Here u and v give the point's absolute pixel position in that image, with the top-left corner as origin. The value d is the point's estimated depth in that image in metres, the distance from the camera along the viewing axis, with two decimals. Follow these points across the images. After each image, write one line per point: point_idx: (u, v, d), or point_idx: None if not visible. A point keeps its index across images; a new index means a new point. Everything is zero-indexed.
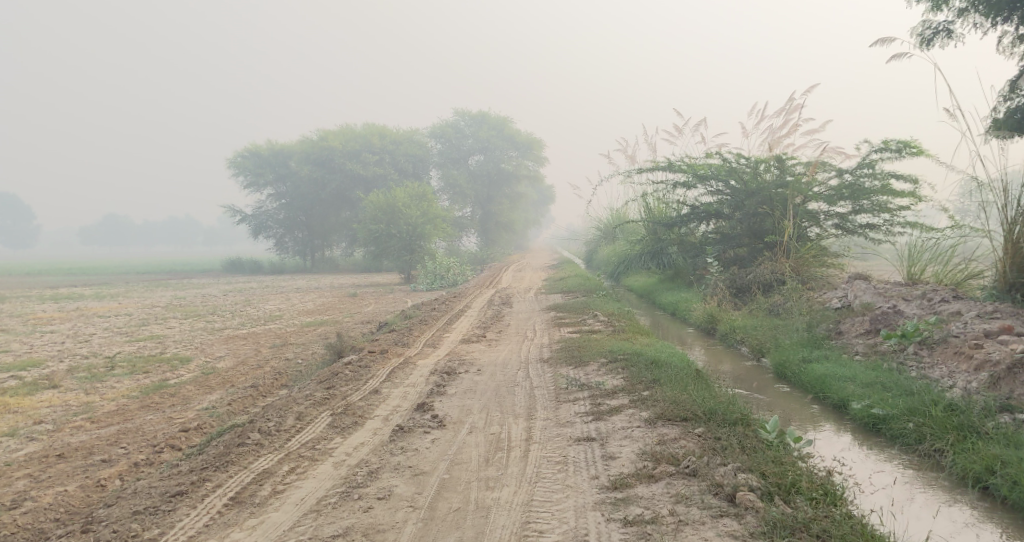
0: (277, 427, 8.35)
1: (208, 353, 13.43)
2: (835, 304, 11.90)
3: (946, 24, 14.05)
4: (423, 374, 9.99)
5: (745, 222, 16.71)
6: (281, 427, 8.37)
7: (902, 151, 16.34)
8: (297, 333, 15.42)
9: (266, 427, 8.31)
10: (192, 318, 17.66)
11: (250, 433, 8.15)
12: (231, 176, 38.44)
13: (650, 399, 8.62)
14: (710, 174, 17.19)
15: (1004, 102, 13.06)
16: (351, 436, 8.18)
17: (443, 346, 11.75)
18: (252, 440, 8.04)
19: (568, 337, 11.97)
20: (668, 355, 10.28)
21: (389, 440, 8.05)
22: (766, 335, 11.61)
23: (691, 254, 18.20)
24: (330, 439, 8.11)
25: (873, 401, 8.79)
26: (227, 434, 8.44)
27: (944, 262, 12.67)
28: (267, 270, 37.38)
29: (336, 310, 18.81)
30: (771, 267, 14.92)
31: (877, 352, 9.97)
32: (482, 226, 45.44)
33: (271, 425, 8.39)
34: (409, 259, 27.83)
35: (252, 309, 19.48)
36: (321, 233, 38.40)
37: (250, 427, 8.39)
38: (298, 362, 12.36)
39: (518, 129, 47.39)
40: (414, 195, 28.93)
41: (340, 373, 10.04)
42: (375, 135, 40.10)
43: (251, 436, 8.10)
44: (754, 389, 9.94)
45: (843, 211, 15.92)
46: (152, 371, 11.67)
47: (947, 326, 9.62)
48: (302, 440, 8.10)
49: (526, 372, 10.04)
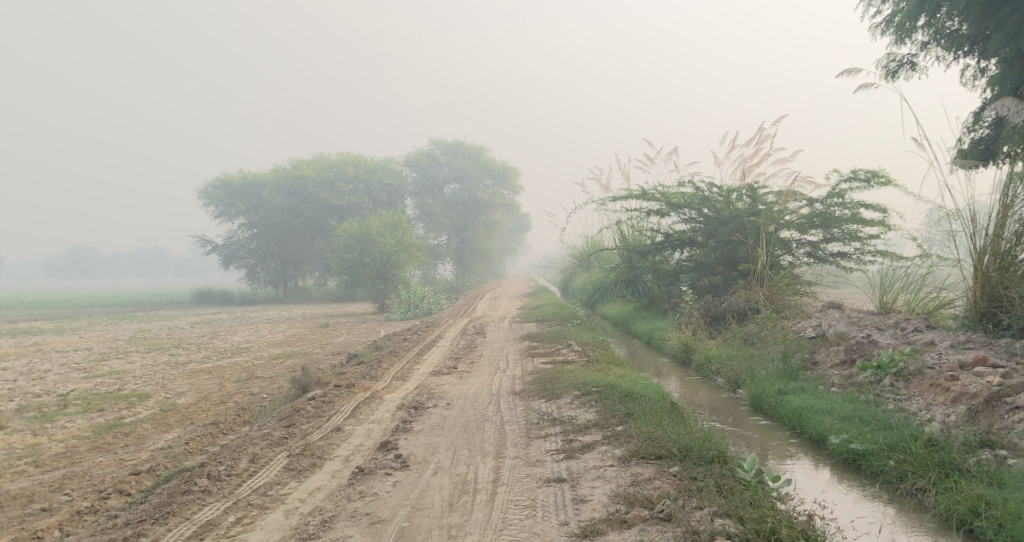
0: (228, 471, 7.99)
1: (169, 389, 12.98)
2: (809, 333, 11.76)
3: (910, 56, 14.18)
4: (390, 409, 9.66)
5: (718, 250, 16.62)
6: (232, 471, 8.01)
7: (871, 180, 16.43)
8: (264, 366, 14.99)
9: (216, 473, 7.95)
10: (156, 351, 17.19)
11: (197, 479, 7.78)
12: (201, 206, 37.93)
13: (624, 435, 8.37)
14: (684, 202, 17.23)
15: (968, 134, 13.11)
16: (308, 479, 7.83)
17: (413, 378, 11.43)
18: (199, 487, 7.67)
19: (541, 368, 11.70)
20: (642, 387, 10.04)
21: (348, 484, 7.71)
22: (742, 366, 11.43)
23: (666, 282, 18.07)
24: (286, 484, 7.76)
25: (851, 435, 8.61)
26: (175, 480, 8.06)
27: (916, 291, 12.63)
28: (238, 301, 36.77)
29: (306, 341, 18.41)
30: (745, 296, 14.79)
31: (853, 384, 9.81)
32: (458, 254, 45.25)
33: (222, 469, 8.02)
34: (383, 288, 27.45)
35: (219, 341, 19.00)
36: (293, 262, 37.89)
37: (201, 472, 8.02)
38: (262, 398, 11.97)
39: (493, 159, 47.46)
40: (388, 224, 28.68)
41: (303, 409, 9.69)
42: (349, 165, 39.86)
43: (198, 483, 7.73)
44: (730, 422, 9.73)
45: (814, 239, 15.97)
46: (108, 409, 11.27)
47: (922, 356, 9.50)
48: (255, 486, 7.74)
49: (497, 406, 9.75)
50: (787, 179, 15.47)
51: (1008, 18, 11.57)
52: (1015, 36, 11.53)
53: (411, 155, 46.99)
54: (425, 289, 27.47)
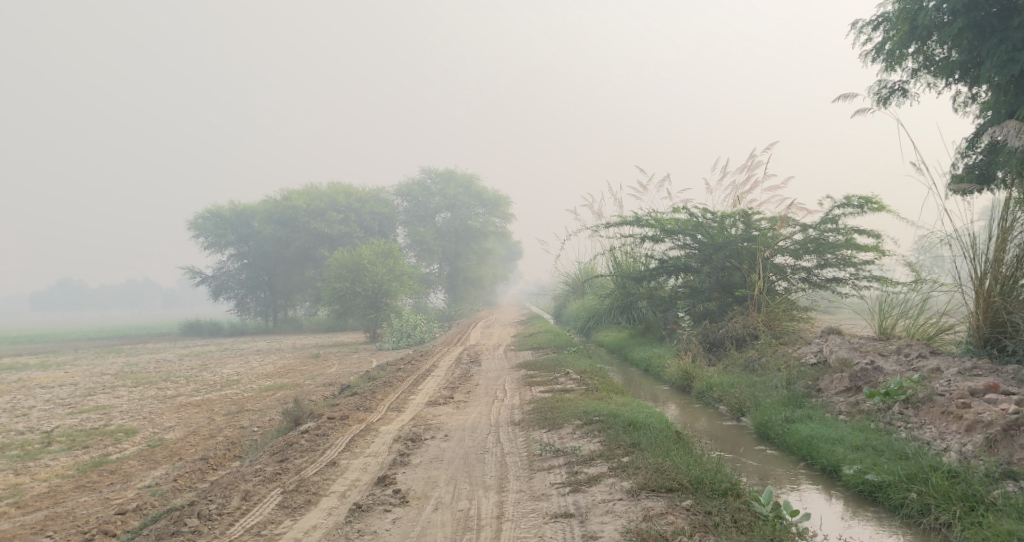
0: (219, 510, 7.70)
1: (157, 425, 12.67)
2: (811, 359, 11.58)
3: (901, 83, 14.19)
4: (386, 442, 9.41)
5: (713, 276, 16.47)
6: (224, 510, 7.72)
7: (864, 207, 16.37)
8: (255, 398, 14.67)
9: (207, 511, 7.66)
10: (143, 385, 16.85)
11: (187, 519, 7.50)
12: (191, 236, 37.65)
13: (631, 467, 8.13)
14: (678, 229, 17.13)
15: (961, 159, 13.05)
16: (303, 518, 7.54)
17: (408, 409, 11.16)
18: (188, 527, 7.39)
19: (539, 398, 11.45)
20: (645, 416, 9.80)
21: (346, 522, 7.43)
22: (744, 393, 11.21)
23: (661, 308, 17.90)
24: (280, 523, 7.47)
25: (865, 466, 8.39)
26: (164, 519, 7.77)
27: (915, 316, 12.48)
28: (227, 332, 36.36)
29: (297, 372, 18.08)
30: (743, 322, 14.62)
31: (861, 412, 9.62)
32: (449, 282, 45.05)
33: (213, 508, 7.74)
34: (375, 318, 27.15)
35: (208, 374, 18.66)
36: (284, 292, 37.54)
37: (192, 511, 7.73)
38: (253, 432, 11.67)
39: (484, 187, 47.46)
40: (380, 253, 28.49)
41: (296, 443, 9.41)
42: (340, 194, 39.71)
43: (188, 522, 7.44)
44: (737, 451, 9.50)
45: (808, 265, 15.87)
46: (93, 446, 11.22)
47: (930, 383, 9.33)
48: (248, 525, 7.45)
49: (497, 437, 9.51)
50: (780, 205, 15.41)
51: (1000, 46, 11.34)
52: (1007, 63, 11.29)
53: (402, 184, 46.99)
54: (418, 318, 27.18)
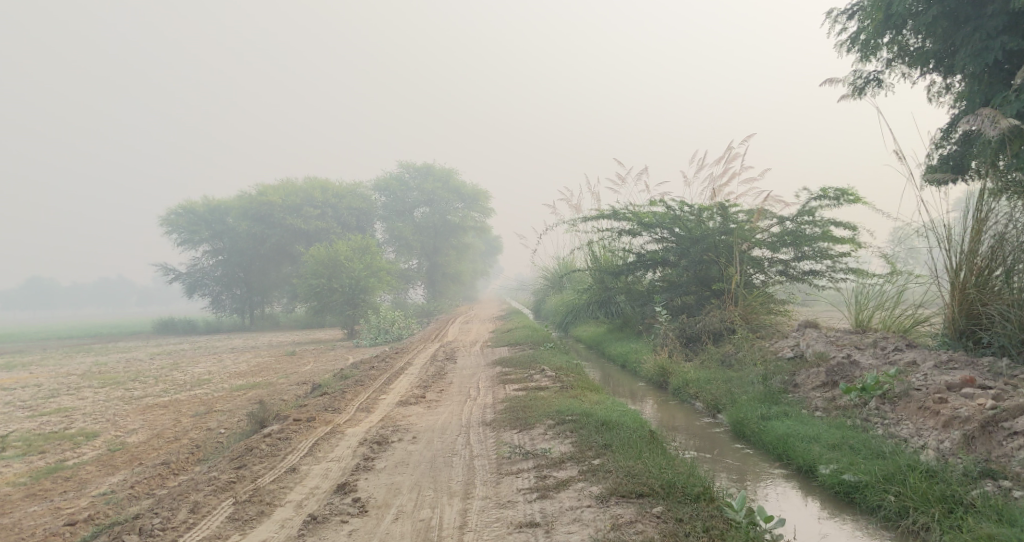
0: (163, 525, 7.39)
1: (120, 427, 12.29)
2: (787, 353, 11.40)
3: (876, 73, 14.03)
4: (350, 445, 9.11)
5: (691, 269, 16.27)
6: (168, 524, 7.40)
7: (840, 199, 16.26)
8: (224, 399, 14.31)
9: (150, 526, 7.35)
10: (110, 386, 16.41)
11: (129, 535, 7.19)
12: (164, 234, 37.01)
13: (601, 470, 7.90)
14: (655, 222, 16.94)
15: (936, 150, 12.85)
16: (253, 531, 7.24)
17: (378, 410, 10.87)
18: None
19: (513, 396, 11.18)
20: (619, 415, 9.54)
21: (298, 535, 7.14)
22: (720, 390, 11.00)
23: (639, 302, 17.68)
24: (228, 537, 7.17)
25: (842, 465, 8.22)
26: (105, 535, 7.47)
27: (892, 308, 12.31)
28: (202, 330, 35.77)
29: (269, 371, 17.68)
30: (719, 315, 14.42)
31: (837, 408, 9.45)
32: (429, 278, 44.69)
33: (158, 522, 7.43)
34: (352, 314, 26.73)
35: (178, 373, 18.22)
36: (260, 289, 36.97)
37: (134, 527, 7.41)
38: (218, 434, 11.34)
39: (463, 182, 47.08)
40: (357, 249, 28.08)
41: (256, 447, 9.09)
42: (316, 189, 39.19)
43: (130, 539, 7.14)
44: (712, 450, 9.30)
45: (785, 258, 15.73)
46: (50, 451, 11.06)
47: (907, 377, 9.17)
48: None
49: (467, 438, 9.24)
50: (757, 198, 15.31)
51: (975, 34, 11.17)
52: (981, 51, 11.14)
53: (380, 179, 46.52)
54: (395, 314, 26.79)
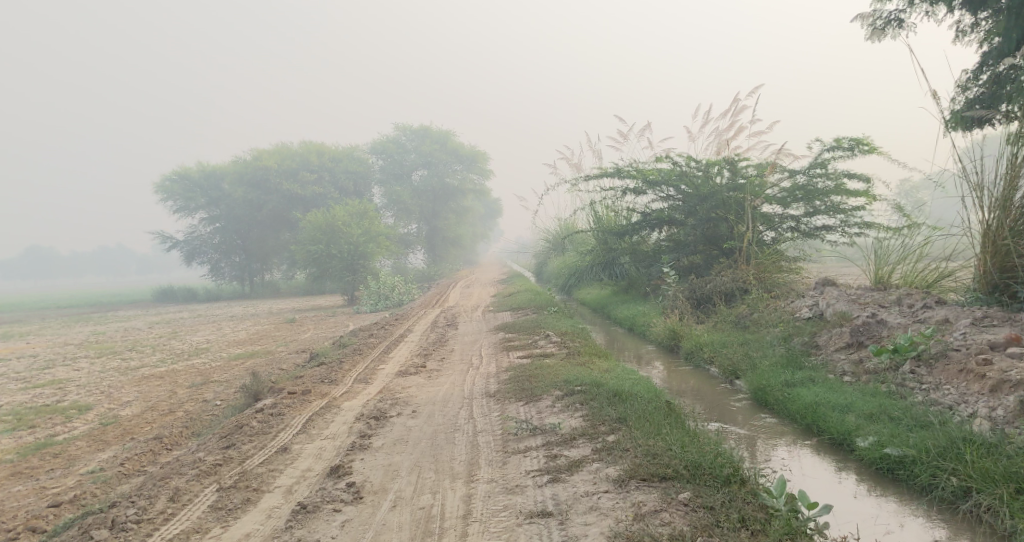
0: (140, 517, 6.95)
1: (114, 400, 11.82)
2: (806, 314, 10.86)
3: (897, 13, 13.34)
4: (347, 421, 8.63)
5: (699, 228, 15.69)
6: (145, 516, 6.96)
7: (854, 149, 15.61)
8: (222, 368, 13.86)
9: (124, 519, 6.90)
10: (106, 356, 15.96)
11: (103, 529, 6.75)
12: (160, 201, 36.33)
13: (618, 449, 7.42)
14: (660, 179, 16.30)
15: (961, 93, 12.26)
16: (237, 523, 6.79)
17: (377, 381, 10.39)
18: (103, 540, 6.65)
19: (518, 364, 10.67)
20: (631, 385, 9.04)
21: (286, 528, 6.69)
22: (737, 354, 10.51)
23: (645, 264, 17.12)
24: (208, 531, 6.72)
25: (883, 438, 7.78)
26: (81, 526, 7.03)
27: (913, 264, 11.73)
28: (202, 299, 35.31)
29: (268, 339, 17.20)
30: (731, 275, 13.84)
31: (867, 373, 8.98)
32: (429, 242, 44.17)
33: (135, 513, 6.98)
34: (353, 280, 26.18)
35: (176, 343, 17.74)
36: (259, 256, 36.42)
37: (109, 519, 6.95)
38: (214, 407, 10.86)
39: (461, 143, 46.35)
40: (355, 213, 27.50)
41: (246, 425, 8.60)
42: (312, 153, 38.33)
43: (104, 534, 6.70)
44: (734, 422, 8.81)
45: (796, 213, 15.17)
46: (40, 426, 10.61)
47: (944, 337, 8.68)
48: (169, 536, 6.70)
49: (470, 412, 8.76)
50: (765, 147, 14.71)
51: None
52: None
53: (376, 142, 45.68)
54: (396, 279, 26.26)
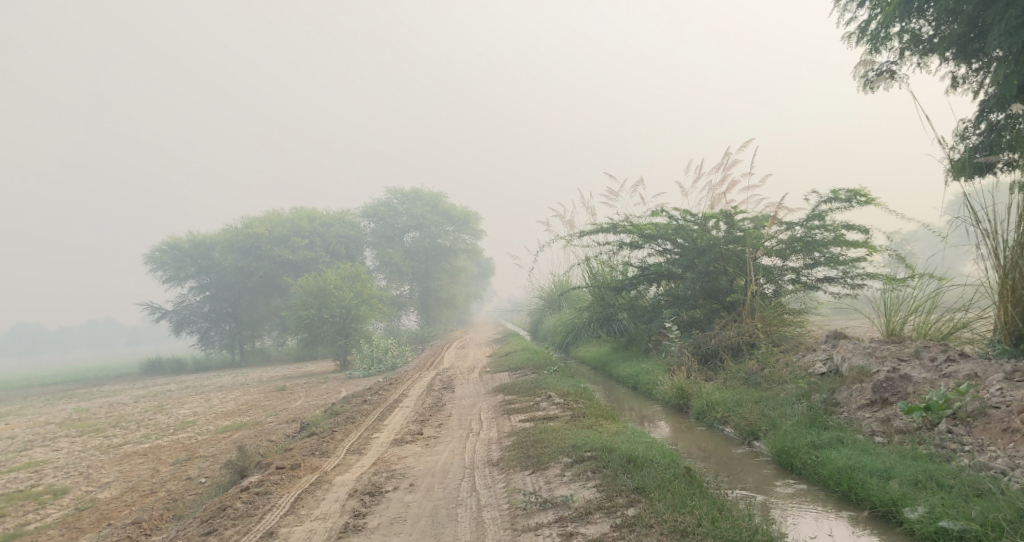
0: None
1: (93, 481, 11.18)
2: (820, 369, 10.39)
3: (889, 64, 13.24)
4: (339, 498, 8.06)
5: (698, 282, 15.29)
6: None
7: (852, 200, 15.38)
8: (208, 442, 13.23)
9: None
10: (88, 434, 15.27)
11: None
12: (149, 271, 35.69)
13: (642, 526, 6.88)
14: (657, 233, 16.03)
15: (959, 142, 12.06)
16: None
17: (371, 451, 9.84)
18: None
19: (520, 429, 10.12)
20: (644, 450, 8.51)
21: None
22: (752, 413, 10.01)
23: (644, 319, 16.70)
24: None
25: (937, 509, 7.29)
26: None
27: (925, 315, 11.30)
28: (191, 369, 34.46)
29: (257, 409, 16.54)
30: (737, 329, 13.39)
31: (899, 433, 8.53)
32: (422, 303, 43.71)
33: None
34: (345, 344, 25.59)
35: (161, 416, 17.03)
36: (250, 323, 35.73)
37: None
38: (198, 485, 10.24)
39: (452, 205, 46.36)
40: (347, 276, 27.03)
41: (230, 507, 8.03)
42: (303, 219, 38.06)
43: None
44: (760, 489, 8.31)
45: (796, 265, 14.79)
46: (13, 514, 9.95)
47: (979, 393, 8.29)
48: None
49: (472, 483, 8.21)
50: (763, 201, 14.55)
51: (1007, 11, 10.55)
52: (1017, 28, 10.51)
53: (367, 206, 45.45)
54: (389, 342, 25.68)
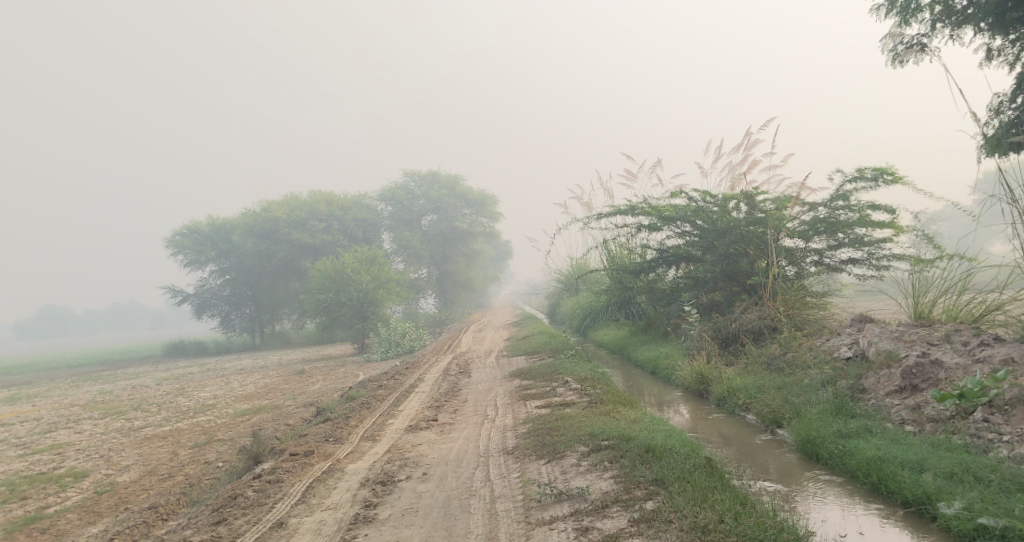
0: None
1: (111, 465, 11.13)
2: (845, 354, 10.10)
3: (919, 37, 12.84)
4: (350, 488, 7.92)
5: (719, 264, 14.98)
6: None
7: (878, 179, 14.99)
8: (226, 426, 13.16)
9: None
10: (109, 417, 15.27)
11: None
12: (169, 255, 35.80)
13: (662, 522, 6.68)
14: (676, 215, 15.72)
15: (993, 117, 11.66)
16: None
17: (386, 438, 9.69)
18: None
19: (537, 415, 9.92)
20: (664, 438, 8.29)
21: None
22: (775, 399, 9.76)
23: (663, 302, 16.43)
24: None
25: (976, 505, 7.02)
26: None
27: (955, 297, 10.96)
28: (211, 353, 34.60)
29: (275, 392, 16.46)
30: (758, 313, 13.08)
31: (931, 422, 8.26)
32: (439, 287, 43.61)
33: None
34: (362, 328, 25.51)
35: (181, 399, 17.01)
36: (269, 307, 35.82)
37: None
38: (215, 470, 10.15)
39: (470, 188, 46.09)
40: (365, 259, 26.90)
41: (241, 495, 7.92)
42: (321, 203, 37.96)
43: None
44: (785, 481, 8.07)
45: (819, 247, 14.43)
46: (32, 497, 9.92)
47: (1017, 380, 8.00)
48: None
49: (486, 473, 8.03)
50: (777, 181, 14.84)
51: None
52: None
53: (384, 189, 45.23)
54: (407, 325, 25.54)
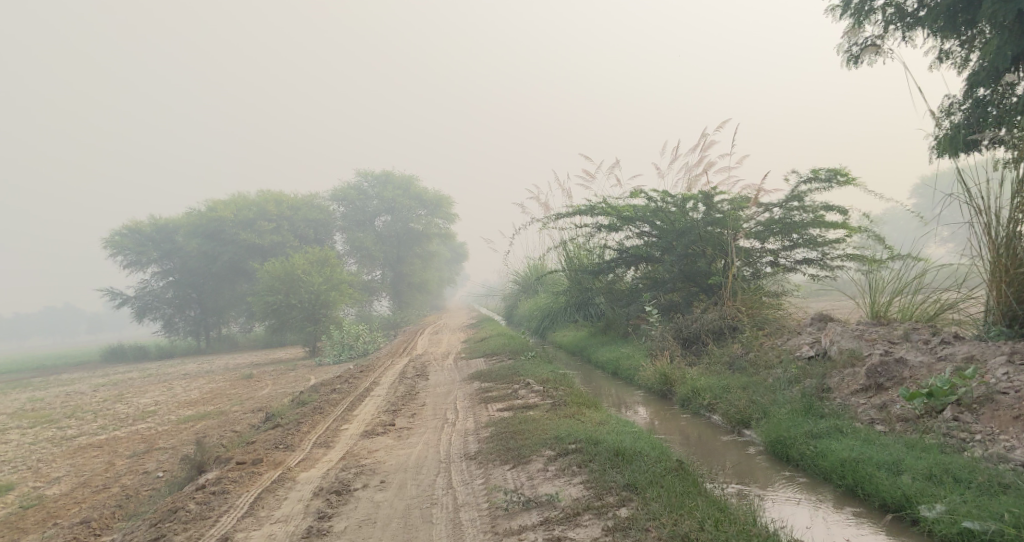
0: None
1: (42, 476, 10.55)
2: (808, 353, 10.07)
3: (873, 38, 12.91)
4: (303, 498, 7.57)
5: (677, 265, 14.89)
6: None
7: (832, 180, 15.05)
8: (168, 433, 12.62)
9: None
10: (41, 425, 14.55)
11: None
12: (109, 256, 34.62)
13: (636, 530, 6.49)
14: (635, 215, 15.61)
15: (946, 118, 11.76)
16: None
17: (340, 444, 9.33)
18: None
19: (498, 419, 9.66)
20: (633, 441, 8.11)
21: None
22: (741, 399, 9.67)
23: (621, 303, 16.32)
24: None
25: (958, 506, 6.94)
26: None
27: (911, 297, 10.99)
28: (153, 357, 33.55)
29: (221, 398, 15.90)
30: (719, 313, 13.04)
31: (901, 422, 8.23)
32: (393, 289, 43.07)
33: None
34: (313, 330, 24.95)
35: (120, 406, 16.33)
36: (214, 310, 34.90)
37: None
38: (155, 480, 9.67)
39: (425, 188, 45.64)
40: (316, 260, 26.31)
41: (183, 508, 7.51)
42: (270, 203, 37.05)
43: None
44: (757, 483, 7.96)
45: (775, 247, 14.42)
46: None
47: (985, 378, 8.02)
48: None
49: (447, 480, 7.76)
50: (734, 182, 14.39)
51: None
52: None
53: (337, 189, 44.31)
54: (360, 328, 25.04)
